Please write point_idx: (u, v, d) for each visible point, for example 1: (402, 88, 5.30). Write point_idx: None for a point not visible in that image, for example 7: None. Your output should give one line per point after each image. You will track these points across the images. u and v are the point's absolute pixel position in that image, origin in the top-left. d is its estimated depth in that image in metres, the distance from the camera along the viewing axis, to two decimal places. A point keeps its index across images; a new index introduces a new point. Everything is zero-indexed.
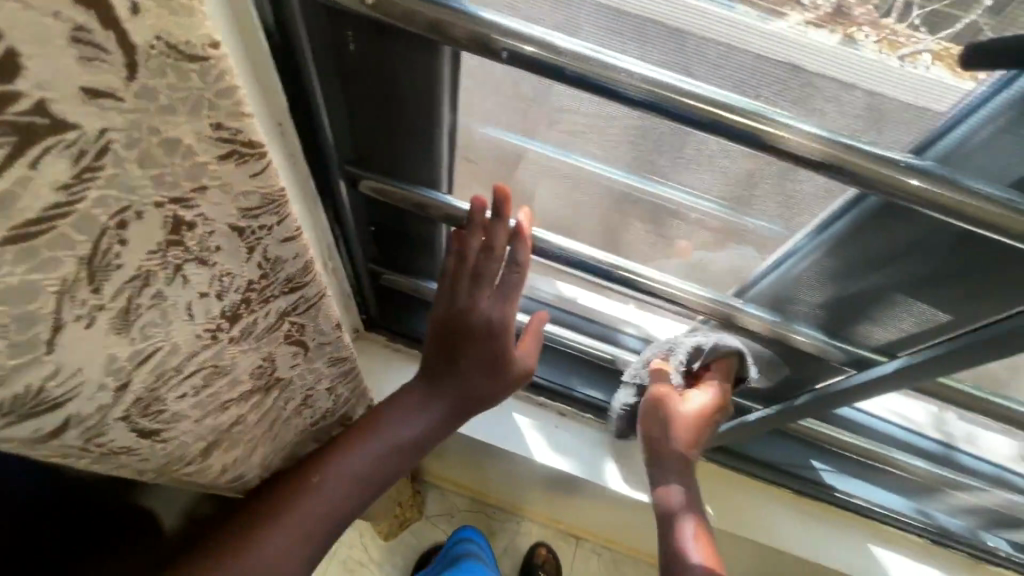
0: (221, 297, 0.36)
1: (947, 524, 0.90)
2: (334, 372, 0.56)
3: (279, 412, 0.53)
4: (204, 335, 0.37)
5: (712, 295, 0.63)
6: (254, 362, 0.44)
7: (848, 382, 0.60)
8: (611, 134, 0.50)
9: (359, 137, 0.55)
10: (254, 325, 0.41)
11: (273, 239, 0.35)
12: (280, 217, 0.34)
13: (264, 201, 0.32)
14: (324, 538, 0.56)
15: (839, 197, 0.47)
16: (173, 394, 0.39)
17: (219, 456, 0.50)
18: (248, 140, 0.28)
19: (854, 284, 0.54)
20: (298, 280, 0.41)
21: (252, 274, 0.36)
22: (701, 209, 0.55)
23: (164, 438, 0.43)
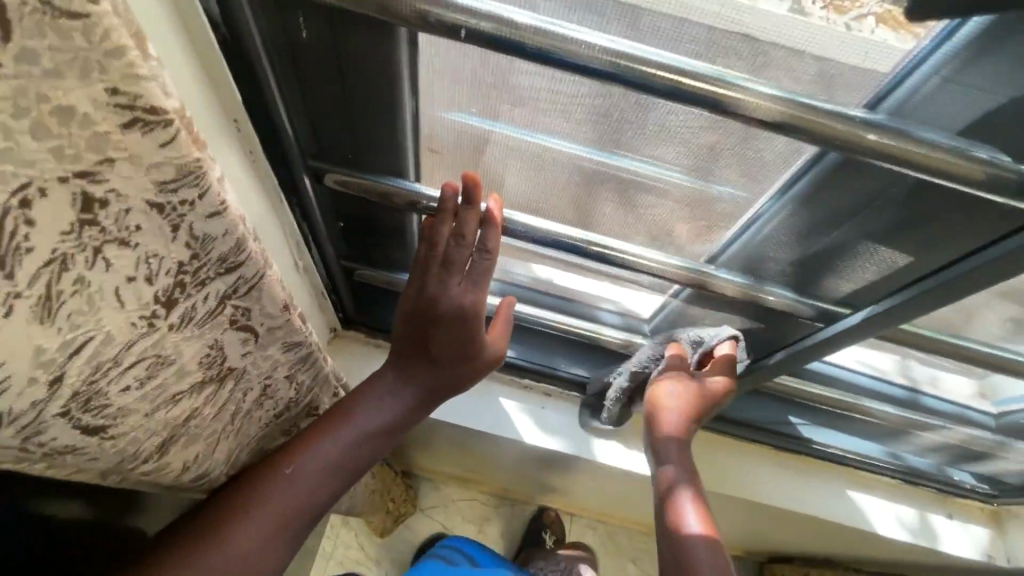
0: (150, 281, 0.34)
1: (916, 463, 0.94)
2: (296, 360, 0.53)
3: (238, 404, 0.50)
4: (140, 323, 0.35)
5: (681, 262, 0.65)
6: (200, 350, 0.41)
7: (818, 336, 0.64)
8: (569, 113, 0.51)
9: (320, 129, 0.55)
10: (193, 312, 0.38)
11: (196, 216, 0.33)
12: (201, 190, 0.32)
13: (180, 174, 0.31)
14: (298, 530, 0.57)
15: (802, 156, 0.48)
16: (115, 387, 0.37)
17: (177, 452, 0.47)
18: (149, 105, 0.27)
19: (817, 242, 0.55)
20: (233, 260, 0.37)
21: (180, 255, 0.34)
22: (671, 181, 0.56)
23: (113, 435, 0.40)
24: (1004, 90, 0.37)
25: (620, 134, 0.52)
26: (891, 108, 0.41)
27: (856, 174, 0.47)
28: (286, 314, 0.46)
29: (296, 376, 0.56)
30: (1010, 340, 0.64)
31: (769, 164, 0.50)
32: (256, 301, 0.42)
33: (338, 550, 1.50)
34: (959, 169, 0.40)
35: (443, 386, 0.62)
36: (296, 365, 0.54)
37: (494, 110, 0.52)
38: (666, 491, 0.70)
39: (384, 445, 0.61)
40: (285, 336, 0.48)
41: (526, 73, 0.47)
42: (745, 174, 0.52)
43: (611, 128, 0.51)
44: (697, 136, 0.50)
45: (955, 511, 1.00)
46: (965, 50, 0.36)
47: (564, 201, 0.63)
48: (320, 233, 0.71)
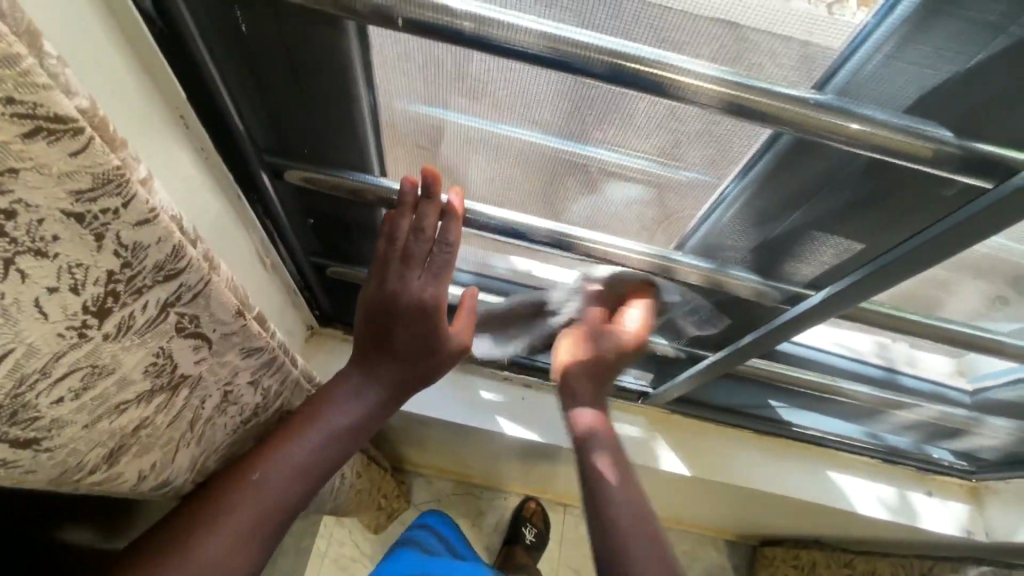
0: (77, 291, 0.34)
1: (895, 442, 0.95)
2: (259, 366, 0.55)
3: (197, 413, 0.51)
4: (68, 334, 0.35)
5: (650, 249, 0.65)
6: (143, 359, 0.42)
7: (791, 313, 0.62)
8: (525, 104, 0.51)
9: (278, 125, 0.55)
10: (132, 320, 0.39)
11: (123, 224, 0.34)
12: (124, 198, 0.33)
13: (96, 182, 0.32)
14: (270, 537, 0.56)
15: (756, 139, 0.48)
16: (46, 400, 0.36)
17: (130, 462, 0.47)
18: (51, 113, 0.28)
19: (777, 227, 0.56)
20: (170, 266, 0.39)
21: (110, 265, 0.35)
22: (630, 164, 0.56)
23: (50, 448, 0.39)
24: (948, 63, 0.37)
25: (585, 122, 0.52)
26: (839, 87, 0.41)
27: (814, 153, 0.47)
28: (240, 320, 0.48)
29: (262, 380, 0.57)
30: (976, 317, 0.65)
31: (733, 150, 0.51)
32: (203, 308, 0.44)
33: (332, 547, 1.51)
34: (908, 145, 0.40)
35: (412, 379, 0.62)
36: (260, 371, 0.55)
37: (451, 100, 0.52)
38: (581, 446, 0.65)
39: (356, 441, 0.61)
40: (241, 342, 0.50)
41: (477, 60, 0.47)
42: (709, 159, 0.52)
43: (574, 116, 0.51)
44: (662, 121, 0.49)
45: (935, 488, 1.01)
46: (906, 25, 0.36)
47: (529, 192, 0.63)
48: (287, 231, 0.71)
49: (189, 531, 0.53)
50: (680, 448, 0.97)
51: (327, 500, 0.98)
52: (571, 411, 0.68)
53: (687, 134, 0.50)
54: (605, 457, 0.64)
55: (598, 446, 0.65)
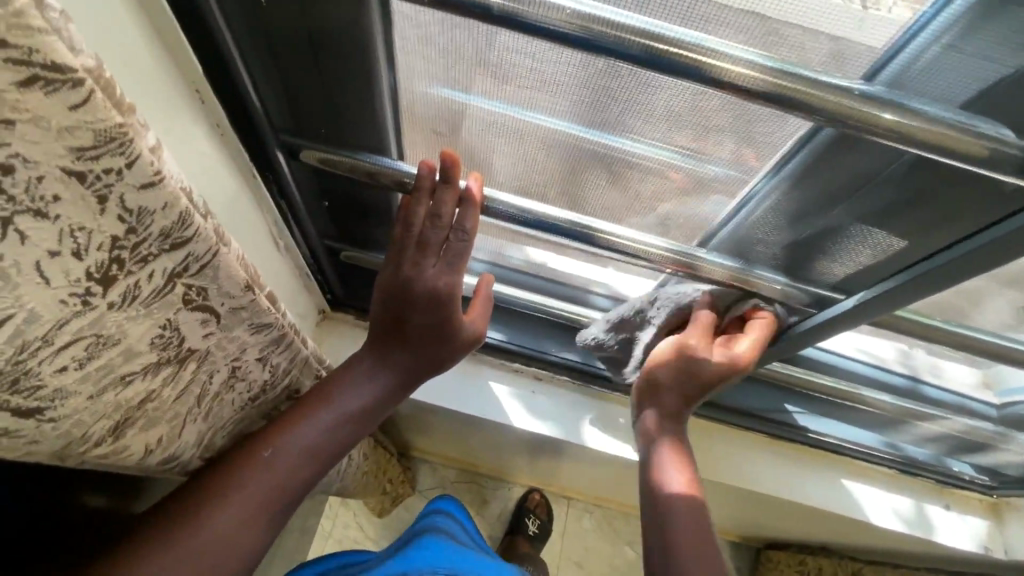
0: (81, 256, 0.33)
1: (915, 453, 0.93)
2: (266, 344, 0.54)
3: (204, 387, 0.50)
4: (71, 301, 0.34)
5: (673, 246, 0.62)
6: (150, 331, 0.41)
7: (818, 319, 0.59)
8: (551, 88, 0.48)
9: (296, 104, 0.53)
10: (137, 290, 0.38)
11: (127, 186, 0.33)
12: (128, 159, 0.32)
13: (97, 139, 0.30)
14: (273, 519, 0.55)
15: (795, 132, 0.46)
16: (49, 368, 0.35)
17: (136, 436, 0.47)
18: (49, 61, 0.26)
19: (812, 225, 0.53)
20: (178, 235, 0.37)
21: (114, 230, 0.34)
22: (659, 158, 0.53)
23: (54, 417, 0.39)
24: (1011, 59, 0.34)
25: (612, 111, 0.49)
26: (889, 78, 0.39)
27: (857, 147, 0.44)
28: (249, 295, 0.47)
29: (271, 359, 0.56)
30: (1013, 330, 0.62)
31: (766, 148, 0.48)
32: (211, 280, 0.42)
33: (337, 528, 1.52)
34: (963, 145, 0.37)
35: (425, 365, 0.61)
36: (268, 348, 0.54)
37: (476, 82, 0.50)
38: (648, 441, 0.70)
39: (367, 425, 0.60)
40: (249, 317, 0.49)
41: (505, 41, 0.45)
42: (742, 154, 0.50)
43: (603, 103, 0.49)
44: (695, 111, 0.47)
45: (953, 502, 0.98)
46: (970, 13, 0.33)
47: (550, 181, 0.61)
48: (302, 213, 0.70)
49: (194, 507, 0.52)
50: (693, 449, 0.95)
51: (332, 483, 0.98)
52: (641, 415, 0.73)
53: (723, 127, 0.48)
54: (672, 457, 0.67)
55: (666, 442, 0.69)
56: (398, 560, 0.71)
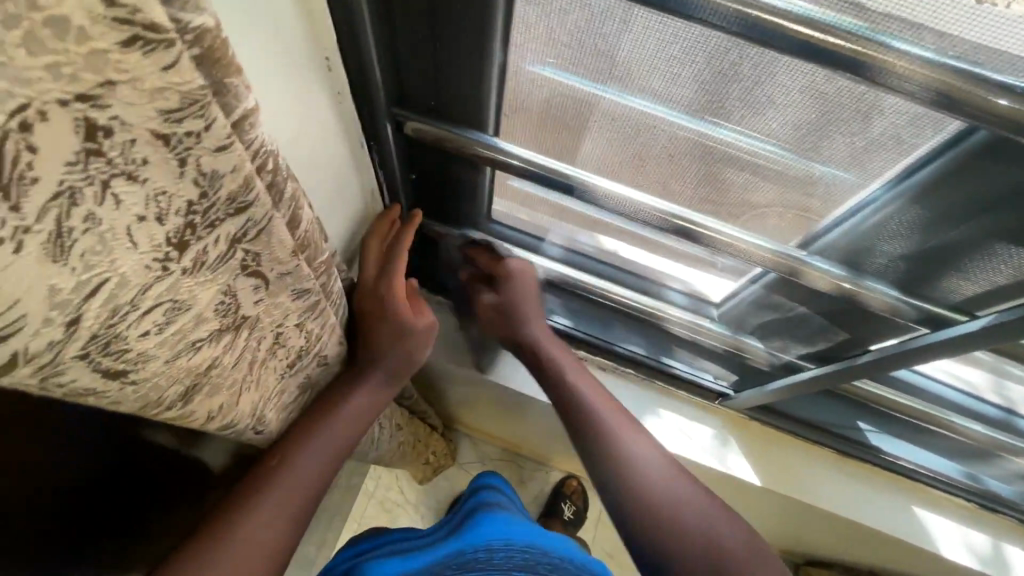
0: (161, 221, 0.27)
1: (997, 489, 0.87)
2: (307, 310, 0.46)
3: (254, 355, 0.43)
4: (154, 266, 0.29)
5: (769, 245, 0.59)
6: (214, 298, 0.34)
7: (922, 340, 0.56)
8: (666, 73, 0.46)
9: (409, 75, 0.54)
10: (207, 256, 0.31)
11: (204, 149, 0.26)
12: (208, 122, 0.25)
13: (183, 102, 0.23)
14: (297, 528, 0.55)
15: (941, 132, 0.41)
16: (134, 331, 0.30)
17: (202, 402, 0.40)
18: (149, 21, 0.20)
19: (939, 236, 0.50)
20: (242, 200, 0.30)
21: (189, 195, 0.27)
22: (759, 153, 0.51)
23: (135, 381, 0.33)
24: None
25: (728, 104, 0.47)
26: None
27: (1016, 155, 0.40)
28: (296, 259, 0.39)
29: (307, 324, 0.47)
30: None
31: (881, 144, 0.44)
32: (266, 246, 0.35)
33: (378, 489, 1.57)
34: None
35: (397, 370, 0.63)
36: (307, 314, 0.46)
37: (586, 68, 0.48)
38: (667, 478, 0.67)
39: (358, 433, 0.60)
40: (294, 284, 0.41)
41: (635, 26, 0.42)
42: (857, 156, 0.46)
43: (711, 93, 0.46)
44: (819, 105, 0.43)
45: None
46: None
47: (654, 172, 0.59)
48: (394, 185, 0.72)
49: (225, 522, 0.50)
50: (757, 456, 0.92)
51: (384, 451, 1.00)
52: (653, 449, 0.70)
53: (841, 123, 0.44)
54: None
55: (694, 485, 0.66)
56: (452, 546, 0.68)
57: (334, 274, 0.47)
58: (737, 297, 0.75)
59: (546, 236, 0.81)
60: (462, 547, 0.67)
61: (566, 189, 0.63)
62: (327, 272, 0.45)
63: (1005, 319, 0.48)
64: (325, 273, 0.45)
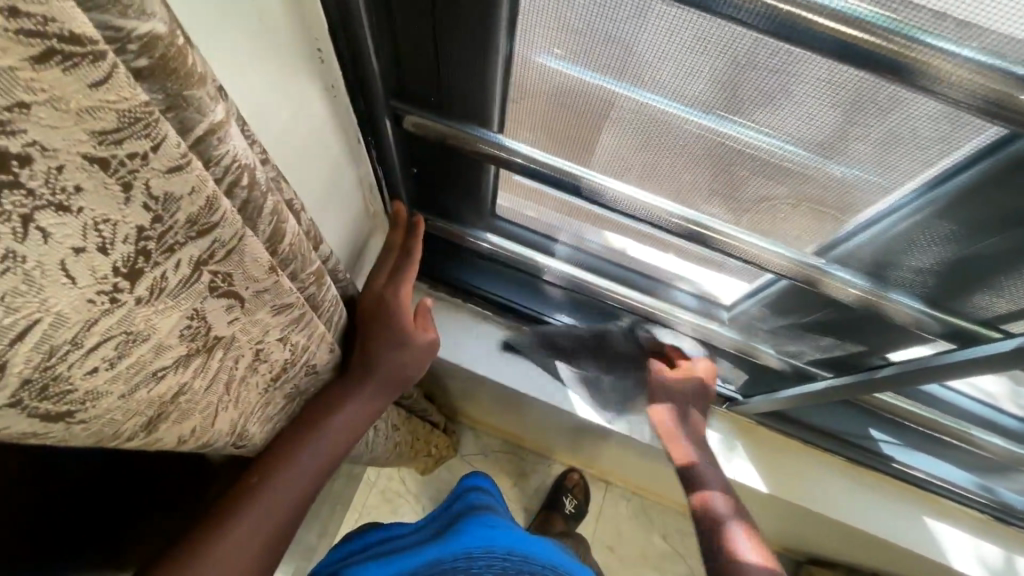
0: (106, 251, 0.25)
1: (1011, 501, 0.84)
2: (289, 323, 0.43)
3: (231, 375, 0.40)
4: (98, 299, 0.26)
5: (790, 254, 0.57)
6: (178, 324, 0.32)
7: (952, 356, 0.53)
8: (684, 70, 0.43)
9: (408, 69, 0.51)
10: (164, 282, 0.29)
11: (153, 172, 0.25)
12: (155, 142, 0.24)
13: (122, 122, 0.22)
14: (278, 540, 0.53)
15: (981, 137, 0.38)
16: (79, 371, 0.27)
17: (170, 429, 0.37)
18: (67, 32, 0.19)
19: (971, 249, 0.47)
20: (204, 221, 0.29)
21: (140, 220, 0.26)
22: (781, 154, 0.48)
23: (85, 420, 0.29)
24: None
25: (750, 106, 0.44)
26: None
27: None
28: (274, 275, 0.37)
29: (291, 337, 0.45)
30: None
31: (910, 143, 0.41)
32: (238, 265, 0.33)
33: (380, 479, 1.57)
34: None
35: (394, 378, 0.61)
36: (290, 327, 0.43)
37: (600, 65, 0.45)
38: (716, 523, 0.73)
39: (349, 443, 0.58)
40: (274, 300, 0.39)
41: (654, 19, 0.39)
42: (880, 156, 0.43)
43: (733, 91, 0.43)
44: (841, 101, 0.40)
45: None
46: None
47: (671, 173, 0.56)
48: (393, 177, 0.69)
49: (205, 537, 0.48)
50: (765, 463, 0.90)
51: (384, 448, 0.99)
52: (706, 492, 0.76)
53: (875, 129, 0.41)
54: (744, 534, 0.71)
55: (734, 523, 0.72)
56: (430, 551, 0.66)
57: (326, 285, 0.47)
58: (750, 301, 0.72)
59: (557, 236, 0.78)
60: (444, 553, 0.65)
61: (573, 189, 0.61)
62: (319, 282, 0.45)
63: None
64: (314, 283, 0.45)
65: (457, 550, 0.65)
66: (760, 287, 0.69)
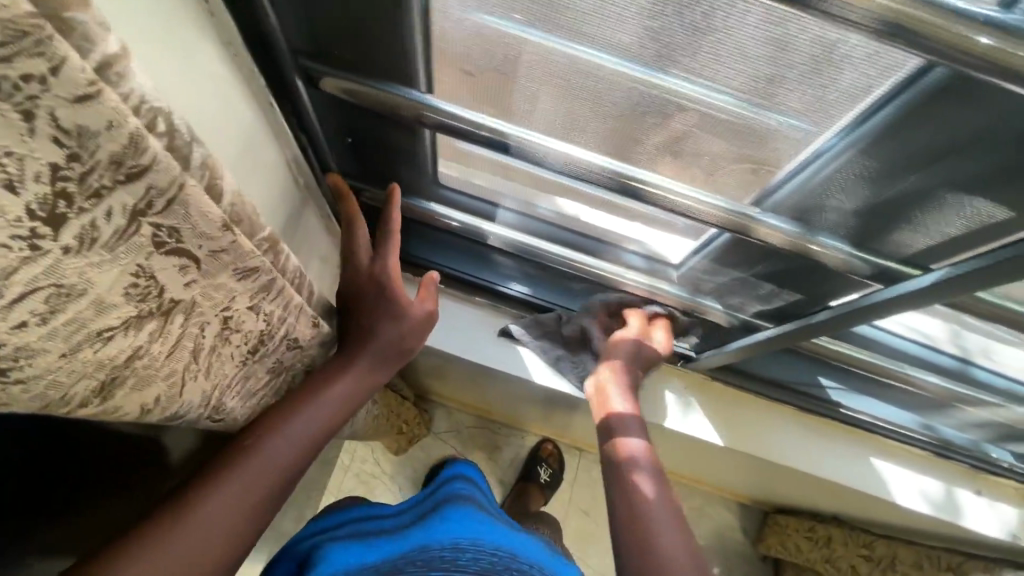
0: (15, 190, 0.23)
1: (951, 437, 0.89)
2: (258, 291, 0.41)
3: (197, 344, 0.40)
4: (14, 245, 0.24)
5: (723, 203, 0.56)
6: (121, 280, 0.31)
7: (874, 297, 0.55)
8: (606, 9, 0.41)
9: (312, 24, 0.48)
10: (95, 231, 0.27)
11: (57, 100, 0.23)
12: (53, 64, 0.22)
13: (4, 34, 0.20)
14: (268, 509, 0.50)
15: (892, 77, 0.39)
16: (3, 324, 0.26)
17: (128, 396, 0.37)
18: None
19: (893, 186, 0.47)
20: (130, 162, 0.27)
21: (52, 157, 0.24)
22: (714, 103, 0.47)
23: (23, 379, 0.30)
24: None
25: (681, 48, 0.42)
26: None
27: (976, 96, 0.37)
28: (230, 234, 0.35)
29: (263, 306, 0.43)
30: None
31: (844, 98, 0.42)
32: (185, 218, 0.31)
33: (354, 462, 1.55)
34: None
35: (394, 350, 0.60)
36: (260, 295, 0.42)
37: (521, 8, 0.43)
38: (624, 463, 0.69)
39: (345, 418, 0.57)
40: (235, 264, 0.37)
41: None
42: (811, 101, 0.43)
43: (667, 42, 0.42)
44: (765, 41, 0.39)
45: (985, 488, 0.96)
46: None
47: (605, 128, 0.55)
48: (322, 148, 0.67)
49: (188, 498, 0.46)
50: (723, 420, 0.92)
51: (358, 425, 0.98)
52: (620, 437, 0.72)
53: (794, 70, 0.41)
54: (651, 477, 0.66)
55: (642, 466, 0.68)
56: (413, 537, 0.66)
57: (285, 250, 0.42)
58: (695, 259, 0.73)
59: (500, 202, 0.76)
60: (424, 543, 0.64)
61: (502, 148, 0.58)
62: (275, 247, 0.41)
63: (974, 268, 0.45)
64: (270, 251, 0.41)
65: (442, 539, 0.65)
66: (704, 241, 0.69)
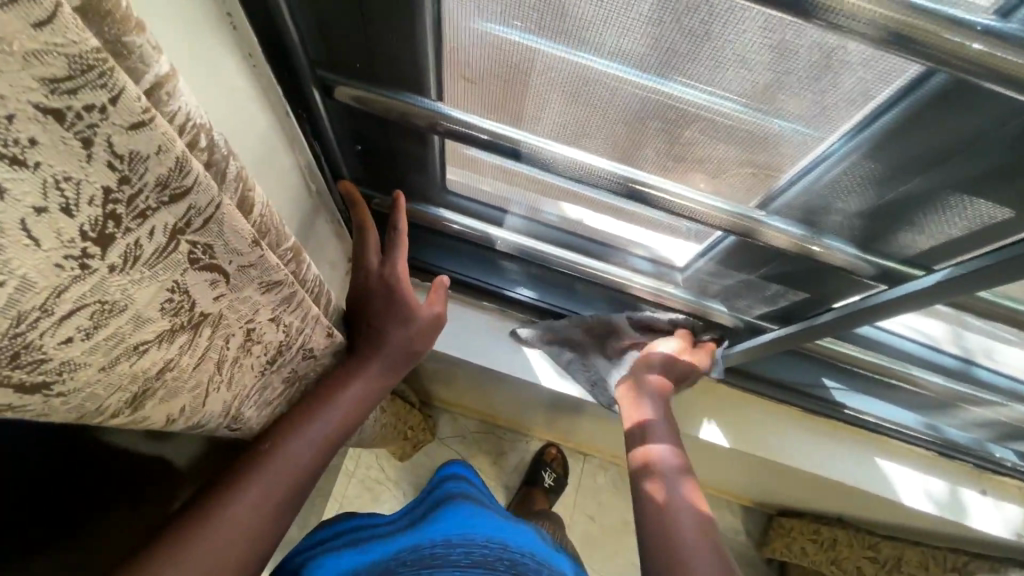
0: (70, 213, 0.24)
1: (955, 437, 0.90)
2: (280, 303, 0.42)
3: (221, 356, 0.41)
4: (69, 265, 0.25)
5: (730, 207, 0.58)
6: (159, 295, 0.32)
7: (879, 299, 0.56)
8: (617, 21, 0.42)
9: (329, 36, 0.50)
10: (138, 250, 0.29)
11: (114, 127, 0.24)
12: (112, 93, 0.23)
13: (74, 68, 0.21)
14: (284, 513, 0.51)
15: (895, 81, 0.40)
16: (52, 340, 0.27)
17: (157, 407, 0.38)
18: None
19: (897, 189, 0.48)
20: (175, 184, 0.28)
21: (105, 180, 0.25)
22: (724, 112, 0.48)
23: (64, 393, 0.30)
24: None
25: (689, 57, 0.43)
26: None
27: (977, 103, 0.38)
28: (260, 250, 0.36)
29: (284, 318, 0.44)
30: None
31: (845, 102, 0.43)
32: (218, 236, 0.32)
33: (359, 469, 1.55)
34: None
35: (402, 354, 0.61)
36: (281, 307, 0.43)
37: (533, 20, 0.44)
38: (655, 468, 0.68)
39: (356, 421, 0.57)
40: (262, 277, 0.38)
41: None
42: (814, 108, 0.44)
43: (677, 54, 0.44)
44: (771, 52, 0.40)
45: (990, 487, 0.96)
46: None
47: (612, 134, 0.55)
48: (335, 157, 0.69)
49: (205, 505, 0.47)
50: (729, 422, 0.93)
51: (367, 431, 0.98)
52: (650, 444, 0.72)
53: (795, 75, 0.42)
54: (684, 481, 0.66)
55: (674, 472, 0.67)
56: (408, 538, 0.66)
57: (306, 261, 0.45)
58: (702, 262, 0.74)
59: (508, 208, 0.78)
60: (418, 541, 0.65)
61: (512, 154, 0.59)
62: (298, 258, 0.43)
63: (985, 265, 0.45)
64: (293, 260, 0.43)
65: (435, 535, 0.65)
66: (710, 245, 0.70)
